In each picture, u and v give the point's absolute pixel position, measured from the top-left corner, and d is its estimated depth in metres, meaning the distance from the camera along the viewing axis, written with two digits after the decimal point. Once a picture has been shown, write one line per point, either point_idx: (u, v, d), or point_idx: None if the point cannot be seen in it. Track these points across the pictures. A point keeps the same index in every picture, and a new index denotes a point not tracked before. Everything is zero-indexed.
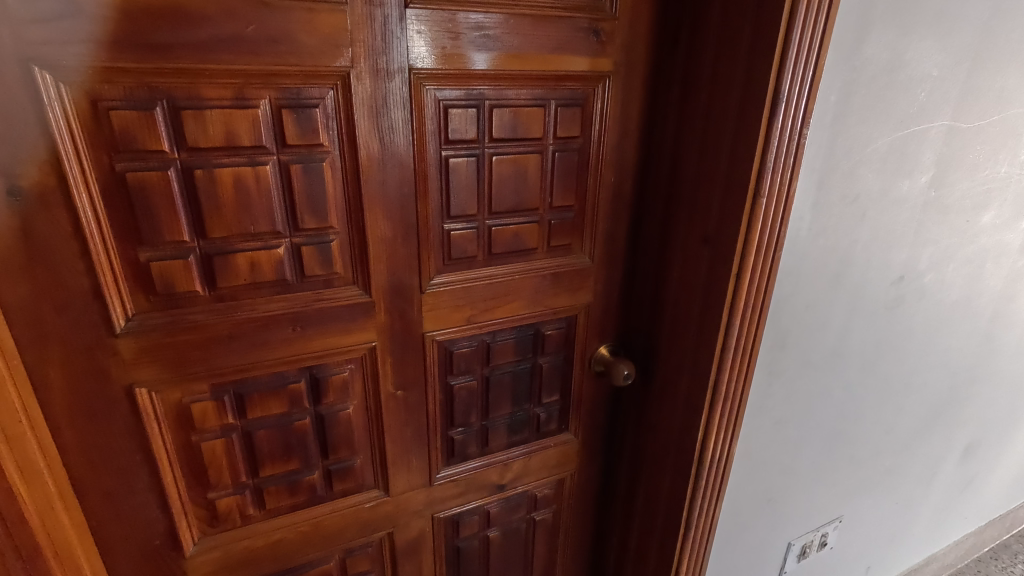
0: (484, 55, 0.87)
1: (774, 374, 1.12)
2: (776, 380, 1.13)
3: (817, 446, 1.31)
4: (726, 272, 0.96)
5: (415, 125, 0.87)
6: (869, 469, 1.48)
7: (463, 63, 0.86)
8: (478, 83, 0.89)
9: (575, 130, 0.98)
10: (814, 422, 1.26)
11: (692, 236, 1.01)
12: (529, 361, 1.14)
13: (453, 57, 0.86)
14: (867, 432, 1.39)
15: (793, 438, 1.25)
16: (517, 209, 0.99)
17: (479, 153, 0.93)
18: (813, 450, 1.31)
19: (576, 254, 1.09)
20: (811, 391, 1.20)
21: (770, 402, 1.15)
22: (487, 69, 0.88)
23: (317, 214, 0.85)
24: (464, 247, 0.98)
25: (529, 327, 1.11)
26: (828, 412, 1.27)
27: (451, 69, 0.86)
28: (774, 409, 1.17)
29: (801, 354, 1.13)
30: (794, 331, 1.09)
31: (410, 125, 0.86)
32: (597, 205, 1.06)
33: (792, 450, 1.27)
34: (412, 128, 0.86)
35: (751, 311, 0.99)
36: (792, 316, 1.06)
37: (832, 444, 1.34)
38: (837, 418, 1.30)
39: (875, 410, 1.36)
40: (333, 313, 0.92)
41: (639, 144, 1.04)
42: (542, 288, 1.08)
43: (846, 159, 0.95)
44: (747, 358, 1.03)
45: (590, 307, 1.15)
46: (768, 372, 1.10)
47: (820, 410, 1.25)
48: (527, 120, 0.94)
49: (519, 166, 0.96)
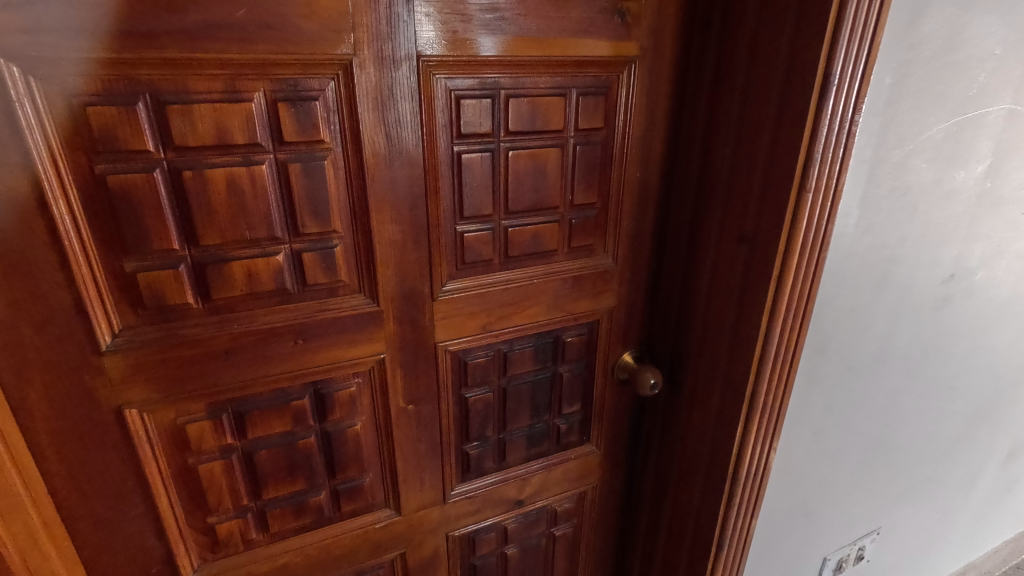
0: (497, 40, 0.79)
1: (816, 383, 1.03)
2: (818, 389, 1.04)
3: (858, 456, 1.22)
4: (767, 276, 0.87)
5: (425, 118, 0.79)
6: (910, 479, 1.39)
7: (474, 49, 0.79)
8: (493, 71, 0.81)
9: (597, 121, 0.90)
10: (856, 431, 1.17)
11: (726, 234, 0.93)
12: (548, 370, 1.07)
13: (465, 43, 0.78)
14: (910, 440, 1.30)
15: (834, 450, 1.16)
16: (536, 208, 0.92)
17: (495, 147, 0.85)
18: (853, 461, 1.22)
19: (599, 255, 1.02)
20: (854, 400, 1.11)
21: (811, 413, 1.06)
22: (501, 55, 0.80)
23: (318, 217, 0.78)
24: (478, 250, 0.90)
25: (549, 334, 1.04)
26: (871, 421, 1.18)
27: (462, 56, 0.78)
28: (815, 419, 1.08)
29: (845, 361, 1.04)
30: (840, 337, 1.00)
31: (419, 117, 0.78)
32: (621, 202, 0.98)
33: (832, 462, 1.18)
34: (421, 121, 0.79)
35: (793, 317, 0.90)
36: (837, 321, 0.97)
37: (875, 455, 1.25)
38: (880, 426, 1.21)
39: (919, 417, 1.27)
40: (338, 323, 0.85)
41: (666, 135, 0.96)
42: (563, 293, 1.01)
43: (899, 148, 0.86)
44: (787, 367, 0.95)
45: (613, 311, 1.07)
46: (811, 382, 1.02)
47: (863, 419, 1.16)
48: (546, 111, 0.86)
49: (537, 162, 0.89)
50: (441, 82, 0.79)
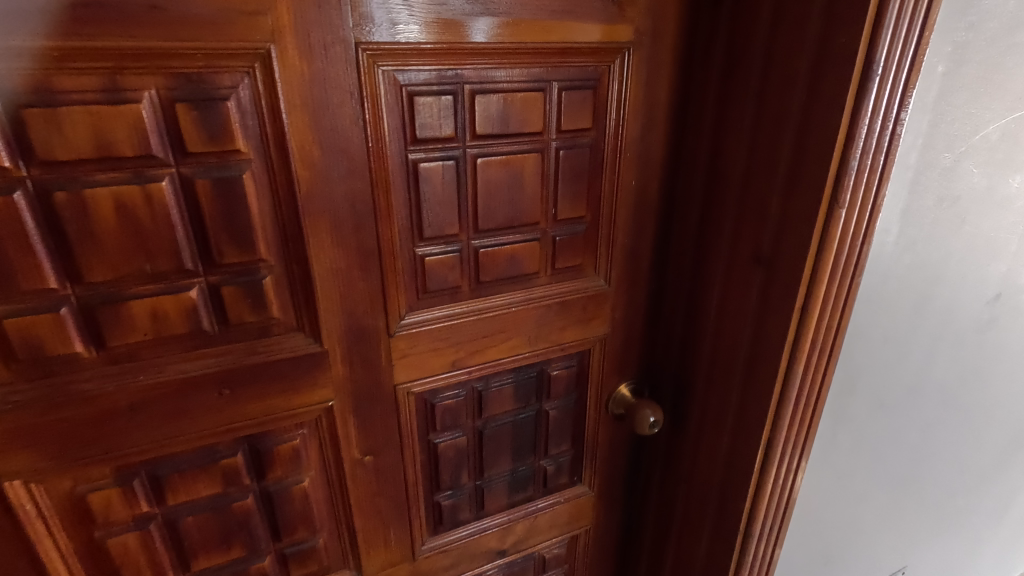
0: (485, 21, 0.65)
1: (843, 424, 0.88)
2: (845, 430, 0.89)
3: (887, 498, 1.07)
4: (788, 309, 0.72)
5: (369, 120, 0.64)
6: (944, 516, 1.23)
7: (460, 34, 0.64)
8: (471, 61, 0.67)
9: (584, 121, 0.76)
10: (885, 472, 1.02)
11: (738, 254, 0.78)
12: (532, 408, 0.93)
13: (449, 28, 0.64)
14: (946, 476, 1.14)
15: (860, 493, 1.02)
16: (513, 225, 0.77)
17: (459, 154, 0.70)
18: (882, 502, 1.07)
19: (589, 277, 0.87)
20: (885, 438, 0.96)
21: (836, 457, 0.92)
22: (490, 41, 0.66)
23: (239, 244, 0.63)
24: (443, 276, 0.76)
25: (531, 368, 0.90)
26: (903, 459, 1.03)
27: (445, 43, 0.64)
28: (841, 462, 0.93)
29: (877, 398, 0.89)
30: (871, 373, 0.85)
31: (362, 120, 0.64)
32: (615, 216, 0.84)
33: (858, 505, 1.03)
34: (365, 124, 0.64)
35: (819, 357, 0.75)
36: (869, 354, 0.82)
37: (906, 495, 1.10)
38: (912, 464, 1.06)
39: (958, 451, 1.12)
40: (273, 368, 0.71)
41: (667, 136, 0.82)
42: (546, 321, 0.87)
43: (949, 151, 0.71)
44: (810, 412, 0.80)
45: (606, 340, 0.93)
46: (836, 423, 0.87)
47: (893, 458, 1.01)
48: (522, 110, 0.71)
49: (512, 171, 0.74)
50: (389, 75, 0.64)
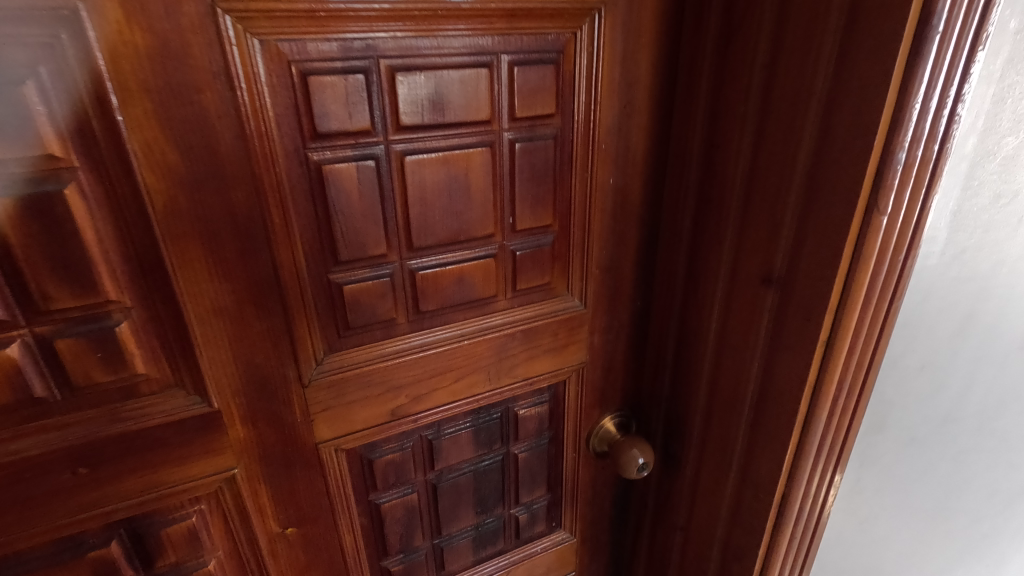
0: None
1: (869, 465, 0.73)
2: (871, 472, 0.74)
3: (915, 535, 0.93)
4: (810, 345, 0.55)
5: (243, 108, 0.47)
6: (980, 547, 1.08)
7: None
8: (432, 29, 0.51)
9: (544, 105, 0.59)
10: (914, 508, 0.87)
11: (744, 270, 0.62)
12: (497, 453, 0.78)
13: None
14: (983, 505, 0.99)
15: (884, 535, 0.87)
16: (459, 240, 0.61)
17: (380, 152, 0.54)
18: (908, 541, 0.92)
19: (561, 297, 0.71)
20: (915, 474, 0.82)
21: (859, 502, 0.77)
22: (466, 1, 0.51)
23: (74, 284, 0.46)
24: (370, 308, 0.60)
25: (494, 408, 0.74)
26: (933, 494, 0.88)
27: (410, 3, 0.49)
28: (865, 506, 0.78)
29: (908, 433, 0.74)
30: (902, 408, 0.70)
31: (235, 108, 0.47)
32: (589, 223, 0.68)
33: (882, 548, 0.89)
34: (240, 114, 0.47)
35: (845, 403, 0.59)
36: (902, 386, 0.67)
37: (935, 529, 0.96)
38: (944, 497, 0.91)
39: (998, 479, 0.96)
40: (147, 437, 0.54)
41: (650, 121, 0.65)
42: (510, 353, 0.71)
43: (1013, 134, 0.54)
44: (831, 465, 0.64)
45: (583, 369, 0.78)
46: (861, 466, 0.72)
47: (922, 494, 0.86)
48: (463, 92, 0.55)
49: (453, 173, 0.58)
50: (269, 46, 0.47)
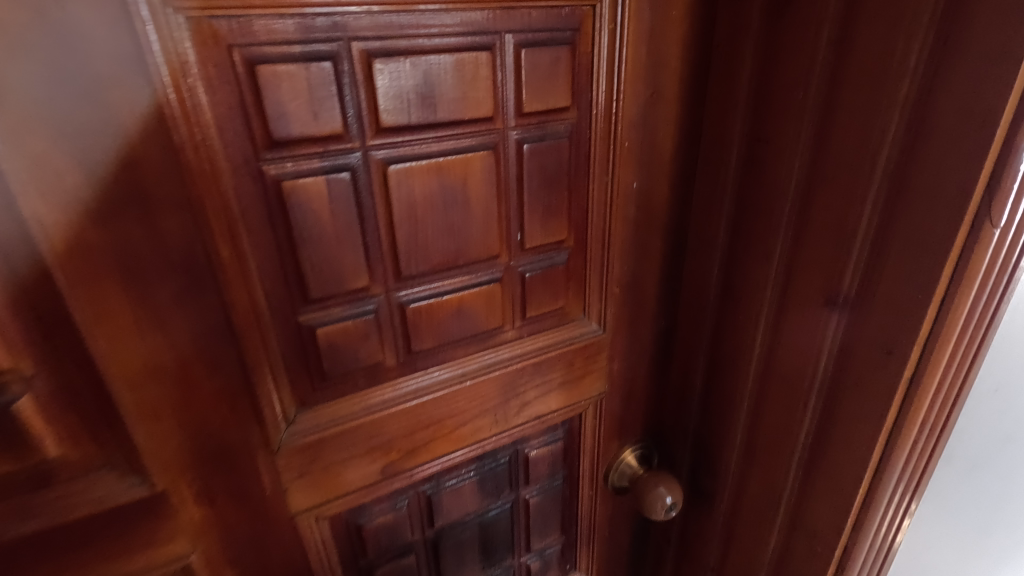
0: None
1: (930, 499, 0.64)
2: (931, 506, 0.66)
3: (963, 561, 0.84)
4: (892, 382, 0.46)
5: (169, 109, 0.35)
6: None
7: None
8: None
9: (557, 97, 0.48)
10: (965, 535, 0.79)
11: (801, 288, 0.52)
12: (505, 500, 0.67)
13: None
14: None
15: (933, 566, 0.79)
16: (458, 264, 0.50)
17: (355, 161, 0.42)
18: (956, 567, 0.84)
19: (577, 322, 0.61)
20: (970, 501, 0.73)
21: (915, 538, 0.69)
22: None
23: None
24: (351, 352, 0.48)
25: (501, 452, 0.64)
26: (984, 518, 0.80)
27: None
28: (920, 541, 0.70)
29: (972, 461, 0.65)
30: (970, 436, 0.61)
31: (157, 109, 0.35)
32: (609, 235, 0.57)
33: None
34: (165, 116, 0.35)
35: (926, 445, 0.50)
36: (973, 414, 0.58)
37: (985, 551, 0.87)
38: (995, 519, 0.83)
39: None
40: (70, 532, 0.43)
41: (680, 113, 0.55)
42: (519, 390, 0.60)
43: None
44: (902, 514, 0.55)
45: (601, 400, 0.68)
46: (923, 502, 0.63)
47: (973, 519, 0.78)
48: (459, 83, 0.43)
49: (448, 183, 0.46)
50: (201, 25, 0.35)
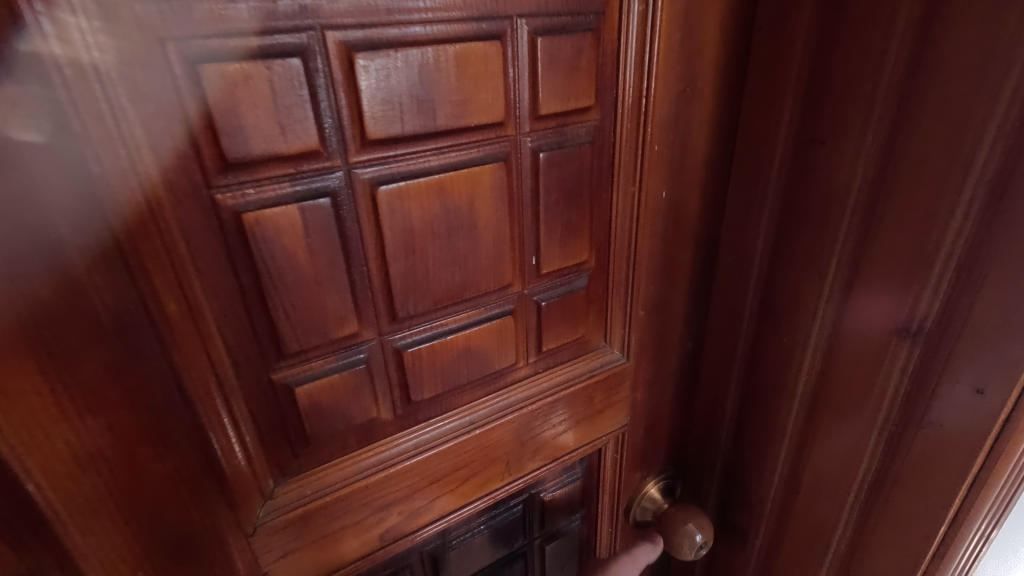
0: None
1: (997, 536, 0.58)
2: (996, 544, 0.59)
3: None
4: (984, 423, 0.40)
5: (81, 125, 0.26)
6: None
7: None
8: None
9: (579, 95, 0.40)
10: None
11: (864, 311, 0.45)
12: (519, 550, 0.60)
13: None
14: None
15: None
16: (464, 299, 0.42)
17: (336, 183, 0.34)
18: None
19: (597, 351, 0.53)
20: None
21: None
22: None
23: None
24: (338, 410, 0.40)
25: (514, 499, 0.56)
26: None
27: None
28: None
29: None
30: None
31: (69, 129, 0.26)
32: (635, 253, 0.49)
33: None
34: (81, 138, 0.26)
35: (1007, 499, 0.43)
36: None
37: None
38: None
39: None
40: None
41: (715, 109, 0.47)
42: (534, 432, 0.53)
43: None
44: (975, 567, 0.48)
45: (623, 433, 0.60)
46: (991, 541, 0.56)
47: None
48: (463, 81, 0.35)
49: (452, 205, 0.38)
50: (118, 9, 0.26)
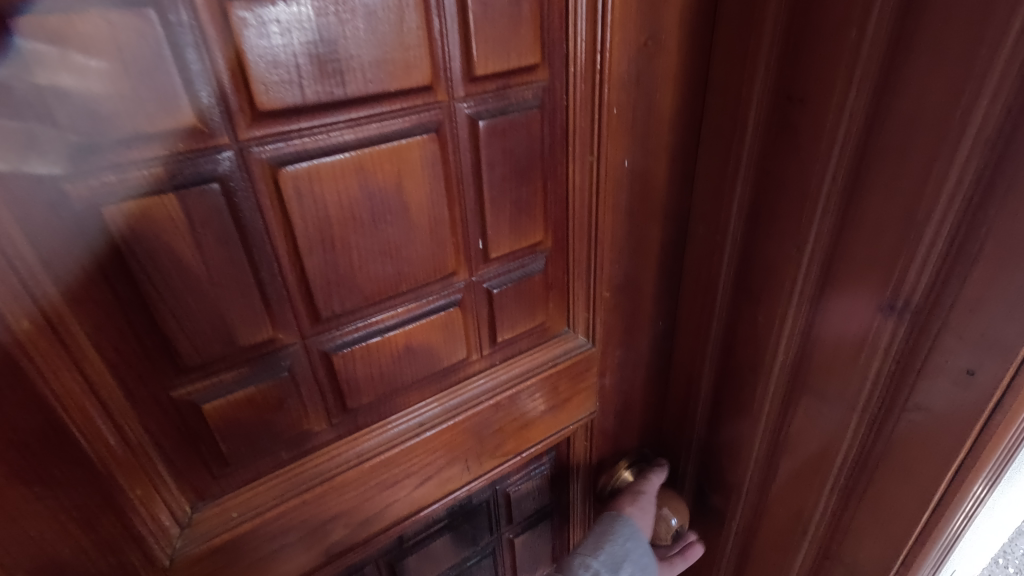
0: None
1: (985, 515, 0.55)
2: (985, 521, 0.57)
3: None
4: (975, 409, 0.36)
5: (31, 140, 0.24)
6: None
7: None
8: None
9: (523, 52, 0.34)
10: None
11: (847, 288, 0.41)
12: (487, 547, 0.56)
13: None
14: None
15: None
16: (400, 291, 0.37)
17: (226, 166, 0.28)
18: None
19: (558, 338, 0.49)
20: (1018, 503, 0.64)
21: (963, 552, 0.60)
22: None
23: None
24: (261, 424, 0.35)
25: (477, 497, 0.53)
26: None
27: None
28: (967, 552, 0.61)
29: None
30: None
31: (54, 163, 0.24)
32: (597, 231, 0.44)
33: None
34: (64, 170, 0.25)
35: (989, 486, 0.40)
36: None
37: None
38: None
39: None
40: None
41: (682, 66, 0.42)
42: (494, 429, 0.48)
43: None
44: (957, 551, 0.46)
45: (592, 421, 0.57)
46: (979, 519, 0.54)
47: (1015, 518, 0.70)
48: (377, 36, 0.29)
49: (375, 186, 0.32)
50: (72, 22, 0.23)
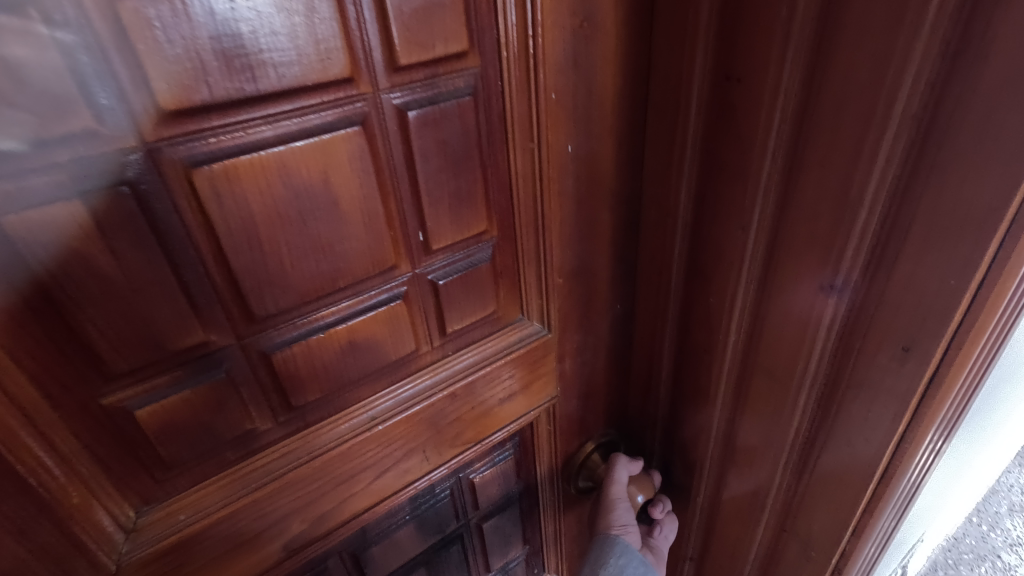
0: None
1: (943, 481, 0.56)
2: (942, 487, 0.58)
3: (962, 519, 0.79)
4: (911, 382, 0.37)
5: None
6: None
7: None
8: None
9: (449, 39, 0.34)
10: (968, 496, 0.73)
11: (790, 266, 0.41)
12: (454, 533, 0.57)
13: None
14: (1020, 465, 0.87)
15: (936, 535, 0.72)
16: (338, 288, 0.36)
17: (136, 168, 0.27)
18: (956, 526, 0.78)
19: (513, 325, 0.49)
20: (979, 467, 0.66)
21: (924, 518, 0.61)
22: None
23: None
24: (201, 426, 0.35)
25: (441, 485, 0.53)
26: (988, 477, 0.73)
27: None
28: (928, 518, 0.62)
29: (984, 433, 0.57)
30: (988, 411, 0.52)
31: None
32: (544, 217, 0.44)
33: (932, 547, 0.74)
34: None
35: (934, 449, 0.41)
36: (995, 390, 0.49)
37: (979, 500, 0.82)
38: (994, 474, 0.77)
39: None
40: None
41: (621, 47, 0.41)
42: (452, 419, 0.48)
43: None
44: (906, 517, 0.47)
45: (555, 405, 0.57)
46: (936, 486, 0.55)
47: (979, 482, 0.71)
48: (287, 29, 0.28)
49: (301, 182, 0.32)
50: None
